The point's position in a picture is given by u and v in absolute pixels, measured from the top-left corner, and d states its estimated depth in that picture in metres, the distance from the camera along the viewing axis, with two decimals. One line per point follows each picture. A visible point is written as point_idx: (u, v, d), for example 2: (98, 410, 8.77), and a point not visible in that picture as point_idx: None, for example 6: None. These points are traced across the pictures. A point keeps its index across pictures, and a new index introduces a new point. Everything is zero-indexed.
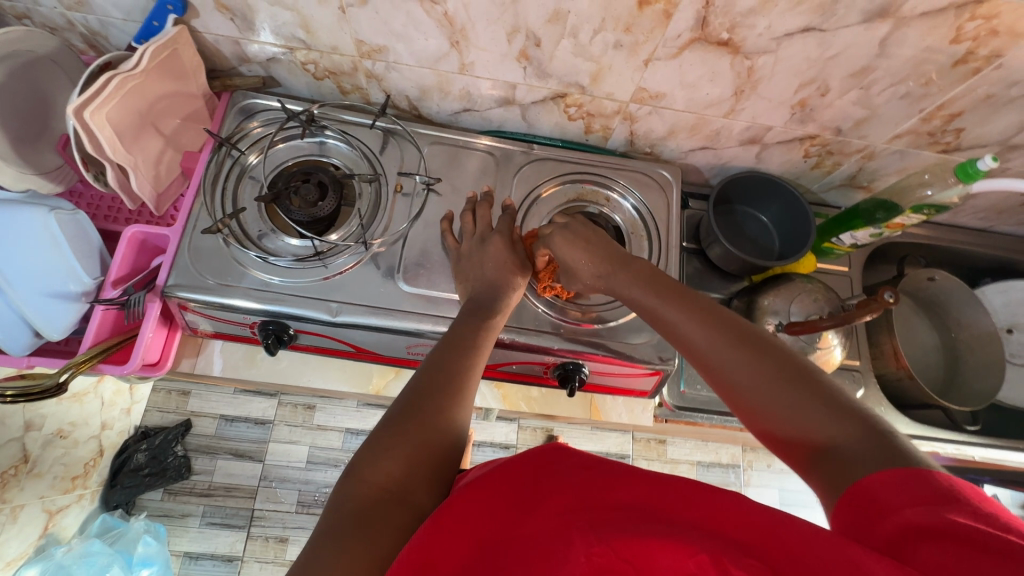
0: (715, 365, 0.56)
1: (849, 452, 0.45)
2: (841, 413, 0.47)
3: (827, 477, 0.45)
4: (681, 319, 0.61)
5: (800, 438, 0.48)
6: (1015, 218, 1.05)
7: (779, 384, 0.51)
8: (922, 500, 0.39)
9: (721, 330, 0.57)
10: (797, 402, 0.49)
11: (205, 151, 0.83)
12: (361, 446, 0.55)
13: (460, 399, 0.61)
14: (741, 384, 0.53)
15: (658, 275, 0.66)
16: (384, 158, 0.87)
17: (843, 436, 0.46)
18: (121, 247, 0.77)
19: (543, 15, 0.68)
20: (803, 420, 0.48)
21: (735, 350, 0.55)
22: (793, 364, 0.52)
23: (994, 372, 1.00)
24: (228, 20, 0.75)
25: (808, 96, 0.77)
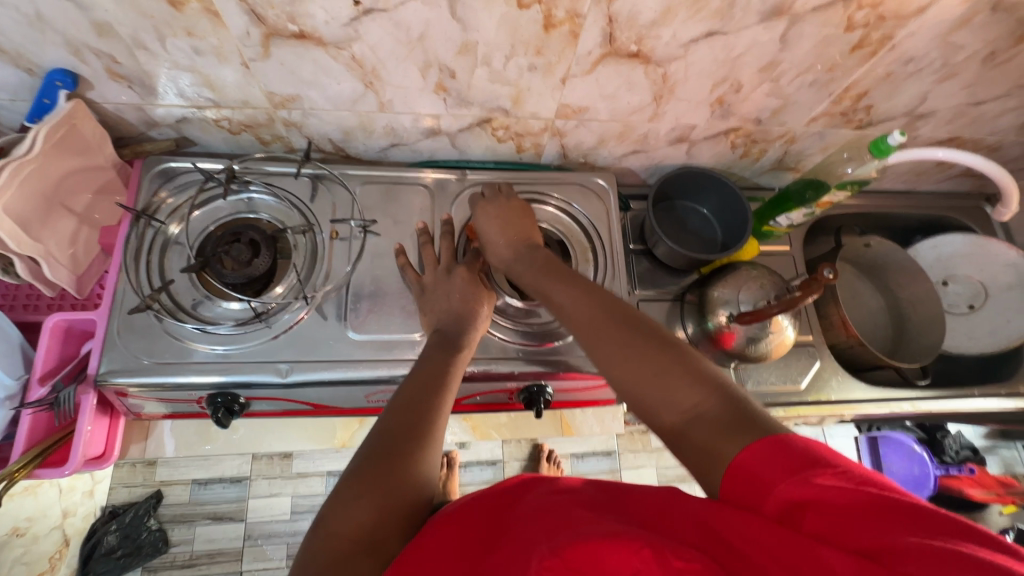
0: (600, 346, 0.58)
1: (709, 413, 0.47)
2: (706, 379, 0.50)
3: (694, 448, 0.46)
4: (567, 301, 0.64)
5: (670, 410, 0.50)
6: (934, 177, 1.10)
7: (652, 361, 0.53)
8: (796, 467, 0.40)
9: (601, 309, 0.60)
10: (661, 372, 0.52)
11: (123, 225, 0.78)
12: (330, 495, 0.53)
13: (427, 442, 0.59)
14: (625, 363, 0.55)
15: (551, 262, 0.70)
16: (316, 206, 0.84)
17: (701, 399, 0.48)
18: (43, 339, 0.72)
19: (452, 48, 0.67)
20: (672, 388, 0.50)
21: (619, 330, 0.57)
22: (663, 340, 0.55)
23: (936, 326, 1.05)
24: (126, 88, 0.72)
25: (724, 93, 0.79)
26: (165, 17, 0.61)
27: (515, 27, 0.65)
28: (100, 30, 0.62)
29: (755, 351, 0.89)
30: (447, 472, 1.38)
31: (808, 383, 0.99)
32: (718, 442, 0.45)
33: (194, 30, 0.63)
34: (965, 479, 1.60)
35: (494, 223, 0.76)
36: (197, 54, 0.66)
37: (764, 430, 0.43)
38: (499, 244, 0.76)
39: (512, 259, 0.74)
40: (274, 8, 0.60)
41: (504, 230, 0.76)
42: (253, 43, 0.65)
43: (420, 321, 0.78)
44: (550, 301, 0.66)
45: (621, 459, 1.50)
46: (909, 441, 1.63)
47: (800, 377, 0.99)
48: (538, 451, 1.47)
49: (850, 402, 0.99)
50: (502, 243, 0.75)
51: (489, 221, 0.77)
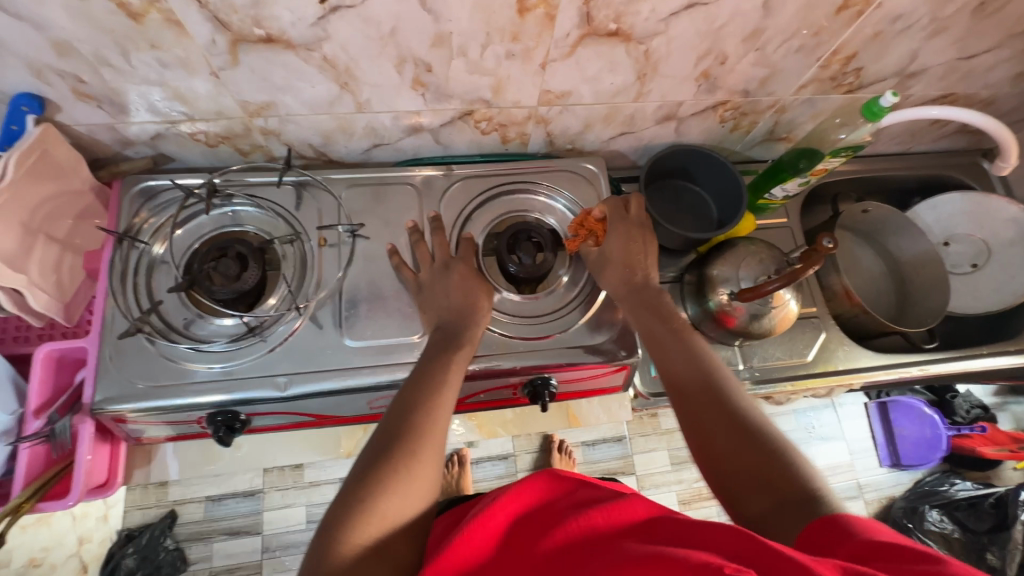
0: (700, 419, 0.62)
1: (781, 486, 0.54)
2: (797, 475, 0.54)
3: (778, 531, 0.51)
4: (673, 355, 0.69)
5: (757, 486, 0.55)
6: (929, 136, 1.08)
7: (749, 438, 0.58)
8: (853, 538, 0.44)
9: (704, 380, 0.65)
10: (742, 438, 0.58)
11: (107, 248, 0.77)
12: (331, 505, 0.52)
13: (431, 441, 0.58)
14: (722, 440, 0.59)
15: (665, 310, 0.75)
16: (302, 214, 0.83)
17: (780, 475, 0.54)
18: (35, 372, 0.71)
19: (426, 41, 0.65)
20: (751, 455, 0.57)
21: (718, 401, 0.62)
22: (752, 421, 0.60)
23: (939, 288, 1.04)
24: (95, 107, 0.69)
25: (709, 66, 0.77)
26: (126, 31, 0.59)
27: (489, 14, 0.62)
28: (61, 49, 0.60)
29: (759, 327, 0.88)
30: (459, 469, 1.38)
31: (814, 356, 0.98)
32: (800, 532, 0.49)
33: (158, 42, 0.60)
34: (977, 437, 1.58)
35: (622, 245, 0.79)
36: (164, 66, 0.64)
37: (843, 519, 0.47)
38: (619, 272, 0.78)
39: (622, 291, 0.78)
40: (237, 13, 0.58)
41: (620, 263, 0.79)
42: (220, 51, 0.63)
43: (421, 318, 0.77)
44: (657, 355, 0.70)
45: (632, 444, 1.50)
46: (919, 403, 1.61)
47: (806, 350, 0.98)
48: (549, 442, 1.47)
49: (858, 372, 0.98)
50: (624, 274, 0.78)
51: (618, 237, 0.80)
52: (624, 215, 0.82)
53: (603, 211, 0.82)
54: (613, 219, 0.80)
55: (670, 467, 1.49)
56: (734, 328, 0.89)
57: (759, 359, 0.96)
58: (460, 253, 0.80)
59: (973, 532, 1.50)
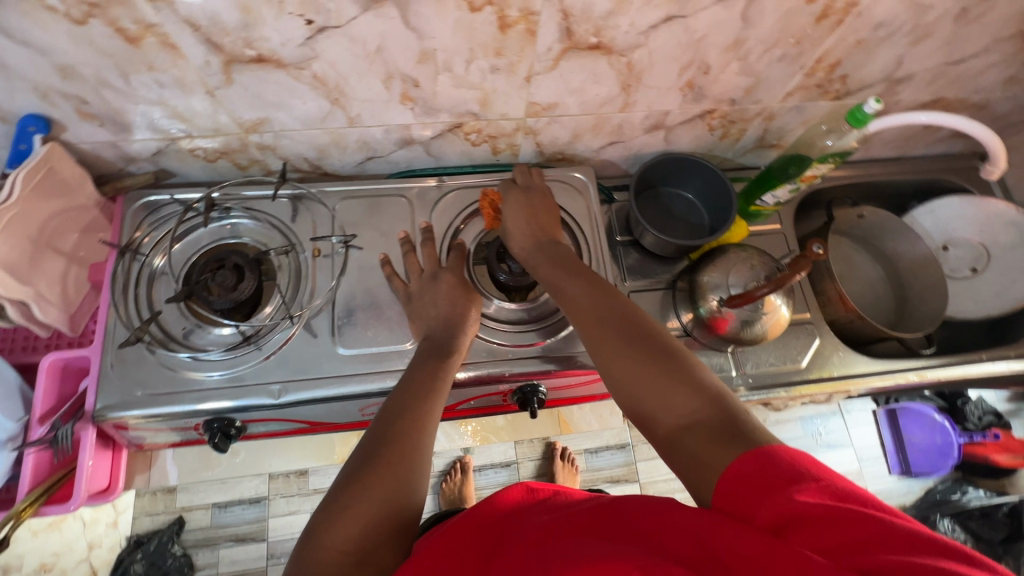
0: (604, 355, 0.61)
1: (698, 419, 0.50)
2: (702, 391, 0.53)
3: (688, 453, 0.49)
4: (582, 299, 0.66)
5: (668, 417, 0.53)
6: (924, 141, 1.07)
7: (649, 362, 0.56)
8: (780, 482, 0.41)
9: (603, 313, 0.63)
10: (656, 373, 0.56)
11: (110, 261, 0.80)
12: (318, 509, 0.54)
13: (418, 449, 0.59)
14: (636, 380, 0.57)
15: (574, 261, 0.73)
16: (297, 226, 0.85)
17: (697, 406, 0.52)
18: (40, 380, 0.73)
19: (412, 57, 0.67)
20: (666, 391, 0.54)
21: (620, 332, 0.61)
22: (666, 353, 0.57)
23: (937, 292, 1.03)
24: (99, 126, 0.73)
25: (692, 76, 0.78)
26: (125, 54, 0.61)
27: (472, 30, 0.64)
28: (64, 73, 0.63)
29: (750, 333, 0.88)
30: (461, 477, 1.39)
31: (809, 361, 0.97)
32: (711, 454, 0.47)
33: (155, 64, 0.63)
34: (990, 445, 1.56)
35: (520, 215, 0.80)
36: (162, 87, 0.67)
37: (754, 445, 0.45)
38: (524, 237, 0.79)
39: (531, 252, 0.77)
40: (229, 35, 0.60)
41: (527, 224, 0.79)
42: (214, 72, 0.65)
43: (410, 329, 0.78)
44: (563, 299, 0.69)
45: (635, 451, 1.49)
46: (929, 410, 1.59)
47: (800, 356, 0.97)
48: (551, 449, 1.47)
49: (854, 377, 0.97)
50: (529, 235, 0.78)
51: (515, 209, 0.81)
52: (512, 189, 0.84)
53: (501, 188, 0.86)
54: (506, 198, 0.83)
55: (673, 475, 1.48)
56: (726, 334, 0.89)
57: (752, 366, 0.96)
58: (450, 262, 0.82)
59: (987, 542, 1.50)
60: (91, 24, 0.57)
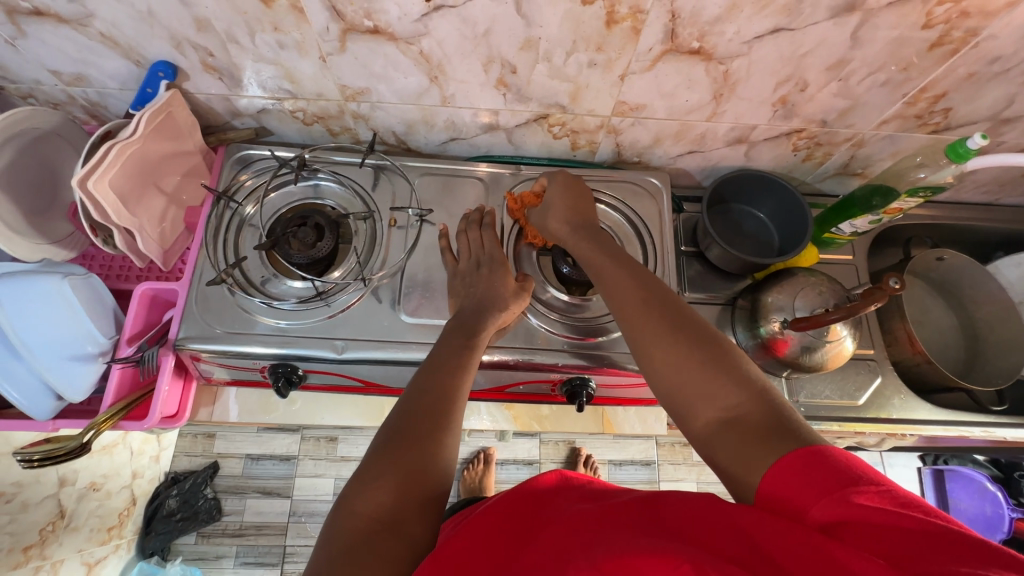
0: (643, 331, 0.58)
1: (746, 418, 0.48)
2: (749, 384, 0.50)
3: (727, 447, 0.48)
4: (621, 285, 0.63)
5: (707, 410, 0.51)
6: (1019, 189, 1.02)
7: (694, 354, 0.54)
8: (832, 485, 0.40)
9: (648, 296, 0.60)
10: (704, 370, 0.52)
11: (206, 205, 0.86)
12: (351, 476, 0.54)
13: (448, 422, 0.59)
14: (674, 369, 0.54)
15: (610, 249, 0.69)
16: (377, 194, 0.89)
17: (746, 405, 0.49)
18: (133, 305, 0.80)
19: (515, 44, 0.70)
20: (715, 387, 0.51)
21: (666, 319, 0.57)
22: (710, 341, 0.55)
23: (1016, 348, 0.98)
24: (217, 79, 0.78)
25: (787, 93, 0.77)
26: (256, 13, 0.66)
27: (578, 23, 0.66)
28: (200, 25, 0.68)
29: (810, 360, 0.86)
30: (484, 467, 1.41)
31: (866, 400, 0.94)
32: (754, 452, 0.45)
33: (281, 26, 0.68)
34: None
35: (563, 199, 0.78)
36: (281, 47, 0.72)
37: (804, 442, 0.44)
38: (563, 215, 0.77)
39: (568, 232, 0.75)
40: (352, 5, 0.64)
41: (565, 208, 0.77)
42: (331, 38, 0.69)
43: (449, 303, 0.81)
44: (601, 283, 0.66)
45: (660, 470, 1.47)
46: (981, 477, 1.50)
47: (858, 393, 0.94)
48: (575, 455, 1.47)
49: (914, 423, 0.93)
50: (568, 214, 0.77)
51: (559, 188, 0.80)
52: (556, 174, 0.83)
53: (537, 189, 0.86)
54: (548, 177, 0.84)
55: None
56: (784, 358, 0.87)
57: (806, 395, 0.93)
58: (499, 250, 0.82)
59: None
60: None
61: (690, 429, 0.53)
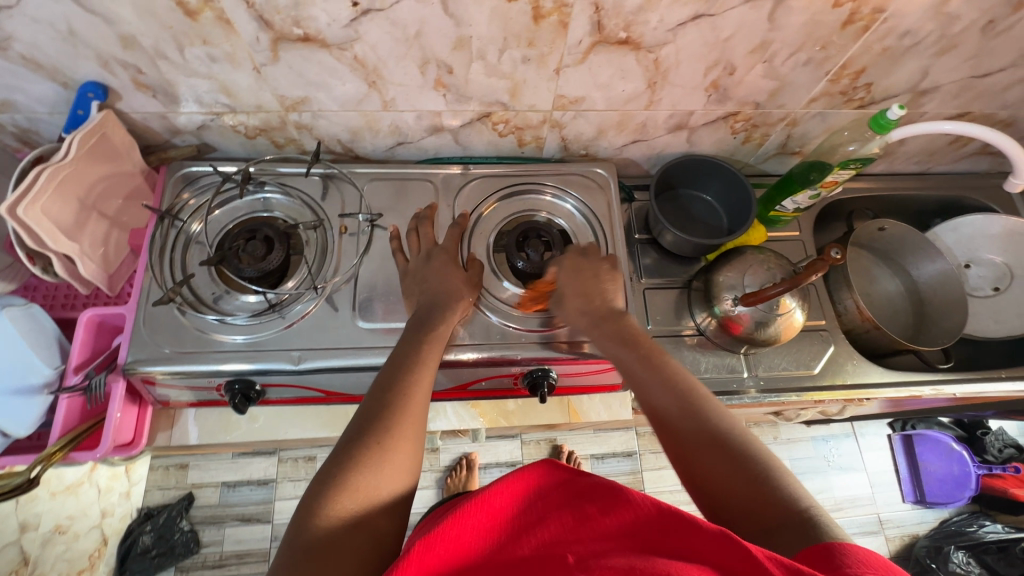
0: (681, 441, 0.59)
1: (786, 528, 0.49)
2: (787, 492, 0.51)
3: (768, 559, 0.48)
4: (656, 390, 0.64)
5: (747, 519, 0.51)
6: (948, 156, 1.07)
7: (733, 463, 0.54)
8: (834, 566, 0.41)
9: (685, 404, 0.61)
10: (742, 478, 0.53)
11: (150, 225, 0.84)
12: (315, 477, 0.54)
13: (407, 413, 0.60)
14: (714, 478, 0.55)
15: (639, 340, 0.71)
16: (326, 204, 0.88)
17: (784, 512, 0.50)
18: (77, 333, 0.77)
19: (447, 44, 0.71)
20: (754, 496, 0.52)
21: (701, 429, 0.58)
22: (744, 448, 0.56)
23: (957, 308, 1.02)
24: (151, 97, 0.77)
25: (717, 77, 0.80)
26: (182, 27, 0.66)
27: (506, 20, 0.67)
28: (125, 42, 0.67)
29: (764, 335, 0.89)
30: (467, 473, 1.40)
31: (822, 368, 0.97)
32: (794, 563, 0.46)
33: (209, 38, 0.68)
34: (1010, 479, 1.49)
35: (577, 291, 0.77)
36: (213, 61, 0.71)
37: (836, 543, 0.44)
38: (580, 305, 0.76)
39: (592, 328, 0.75)
40: (279, 13, 0.64)
41: (579, 296, 0.77)
42: (262, 48, 0.69)
43: (405, 305, 0.80)
44: (631, 379, 0.67)
45: (641, 459, 1.49)
46: (946, 438, 1.57)
47: (814, 362, 0.97)
48: (557, 452, 1.49)
49: (868, 387, 0.96)
50: (586, 307, 0.76)
51: (571, 275, 0.79)
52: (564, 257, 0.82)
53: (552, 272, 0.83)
54: (557, 266, 0.81)
55: (679, 485, 1.47)
56: (740, 335, 0.90)
57: (764, 368, 0.96)
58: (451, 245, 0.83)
59: None
60: None
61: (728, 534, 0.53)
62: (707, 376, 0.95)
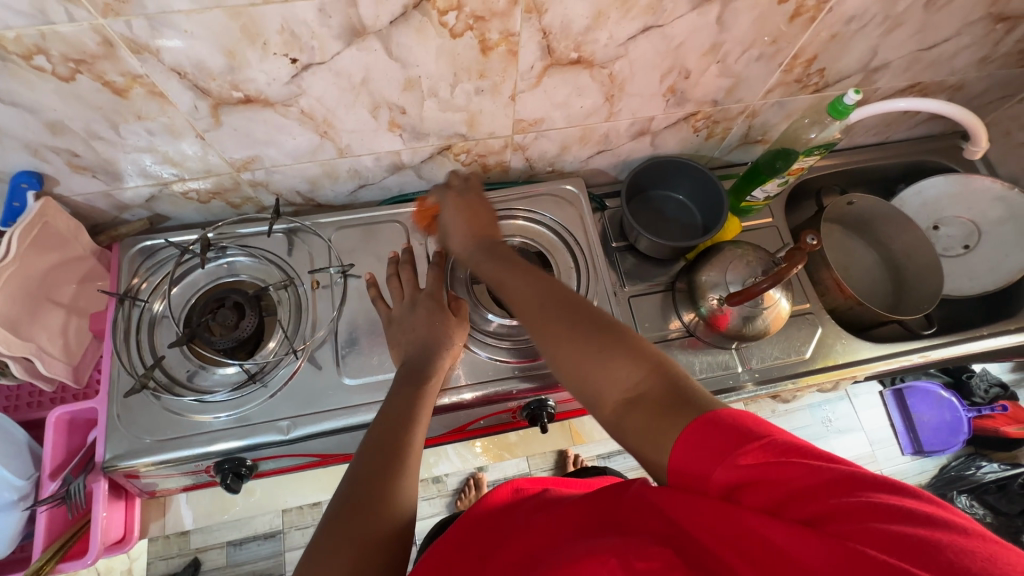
0: (545, 331, 0.57)
1: (650, 395, 0.47)
2: (645, 360, 0.50)
3: (635, 429, 0.47)
4: (519, 287, 0.62)
5: (611, 396, 0.50)
6: (904, 124, 1.09)
7: (593, 342, 0.53)
8: (726, 449, 0.40)
9: (543, 294, 0.60)
10: (602, 354, 0.52)
11: (110, 309, 0.79)
12: (305, 552, 0.52)
13: (401, 476, 0.58)
14: (575, 358, 0.54)
15: (491, 252, 0.70)
16: (294, 259, 0.85)
17: (644, 380, 0.49)
18: (47, 436, 0.73)
19: (397, 86, 0.68)
20: (616, 372, 0.51)
21: (563, 313, 0.57)
22: (604, 324, 0.55)
23: (932, 273, 1.04)
24: (91, 178, 0.73)
25: (674, 82, 0.79)
26: (113, 106, 0.62)
27: (453, 56, 0.65)
28: (54, 128, 0.63)
29: (753, 329, 0.88)
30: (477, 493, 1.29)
31: (813, 352, 0.98)
32: (659, 431, 0.45)
33: (144, 113, 0.64)
34: (999, 418, 1.53)
35: (459, 216, 0.76)
36: (152, 134, 0.67)
37: (701, 411, 0.43)
38: (463, 237, 0.74)
39: (468, 252, 0.73)
40: (215, 79, 0.61)
41: (466, 216, 0.75)
42: (203, 115, 0.66)
43: (391, 354, 0.78)
44: (497, 280, 0.66)
45: None
46: (936, 387, 1.58)
47: (804, 347, 0.98)
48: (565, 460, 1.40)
49: (859, 364, 0.98)
50: (468, 237, 0.74)
51: (458, 209, 0.77)
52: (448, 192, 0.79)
53: (441, 191, 0.83)
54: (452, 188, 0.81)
55: None
56: (727, 331, 0.89)
57: (758, 360, 0.96)
58: (430, 285, 0.81)
59: (1006, 516, 1.45)
60: (78, 79, 0.57)
61: (600, 415, 0.52)
62: (702, 377, 0.94)
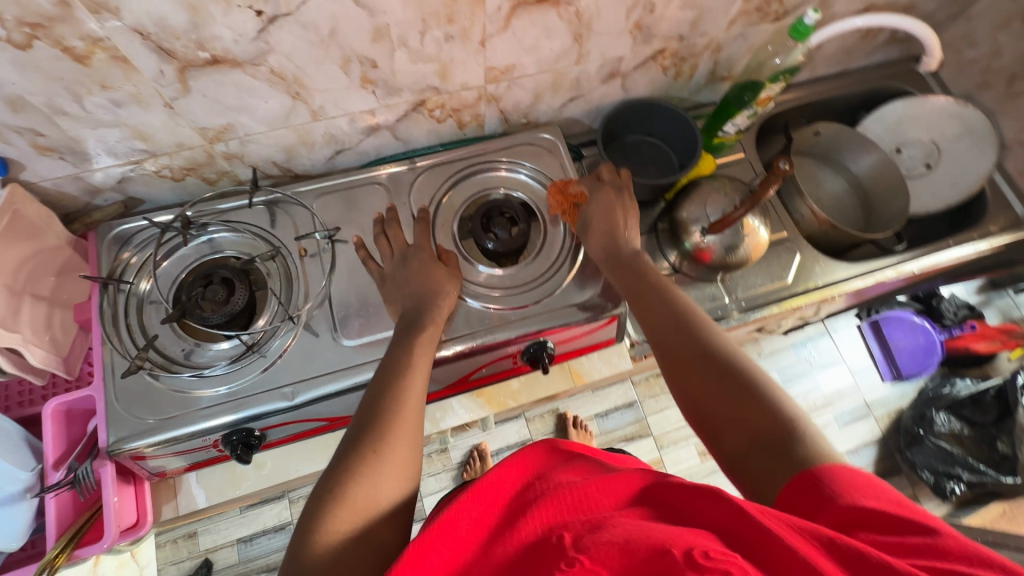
0: (676, 363, 0.63)
1: (772, 437, 0.50)
2: (773, 410, 0.53)
3: (752, 471, 0.50)
4: (657, 312, 0.69)
5: (733, 434, 0.54)
6: (861, 51, 1.12)
7: (722, 380, 0.58)
8: (828, 497, 0.42)
9: (677, 323, 0.66)
10: (729, 394, 0.56)
11: (94, 296, 0.78)
12: (310, 499, 0.52)
13: (400, 428, 0.59)
14: (700, 390, 0.59)
15: (638, 265, 0.76)
16: (278, 230, 0.84)
17: (763, 423, 0.52)
18: (46, 427, 0.72)
19: (366, 37, 0.67)
20: (740, 412, 0.54)
21: (694, 349, 0.62)
22: (736, 366, 0.58)
23: (898, 193, 1.08)
24: (58, 159, 0.71)
25: (640, 17, 0.80)
26: (76, 76, 0.60)
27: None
28: (14, 104, 0.61)
29: (736, 258, 0.91)
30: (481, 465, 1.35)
31: (794, 277, 1.01)
32: (774, 477, 0.48)
33: (108, 82, 0.62)
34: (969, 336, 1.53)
35: (602, 219, 0.82)
36: (118, 106, 0.66)
37: (809, 465, 0.46)
38: (601, 243, 0.81)
39: (609, 264, 0.79)
40: (179, 39, 0.60)
41: (603, 235, 0.81)
42: (169, 81, 0.64)
43: (388, 312, 0.78)
44: (632, 300, 0.73)
45: (643, 408, 1.46)
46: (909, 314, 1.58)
47: (785, 273, 1.01)
48: (563, 421, 1.43)
49: (837, 284, 1.02)
50: (607, 241, 0.80)
51: (599, 211, 0.83)
52: (601, 190, 0.86)
53: (581, 188, 0.87)
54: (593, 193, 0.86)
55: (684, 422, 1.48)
56: (712, 263, 0.92)
57: (743, 290, 0.99)
58: (418, 241, 0.81)
59: (981, 426, 1.44)
60: (36, 47, 0.56)
61: (717, 447, 0.55)
62: None
